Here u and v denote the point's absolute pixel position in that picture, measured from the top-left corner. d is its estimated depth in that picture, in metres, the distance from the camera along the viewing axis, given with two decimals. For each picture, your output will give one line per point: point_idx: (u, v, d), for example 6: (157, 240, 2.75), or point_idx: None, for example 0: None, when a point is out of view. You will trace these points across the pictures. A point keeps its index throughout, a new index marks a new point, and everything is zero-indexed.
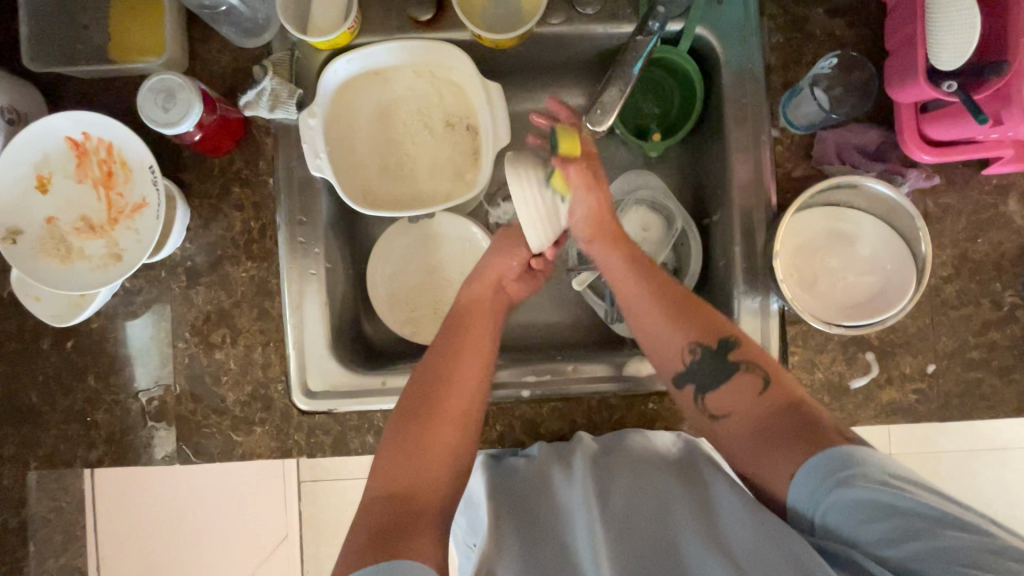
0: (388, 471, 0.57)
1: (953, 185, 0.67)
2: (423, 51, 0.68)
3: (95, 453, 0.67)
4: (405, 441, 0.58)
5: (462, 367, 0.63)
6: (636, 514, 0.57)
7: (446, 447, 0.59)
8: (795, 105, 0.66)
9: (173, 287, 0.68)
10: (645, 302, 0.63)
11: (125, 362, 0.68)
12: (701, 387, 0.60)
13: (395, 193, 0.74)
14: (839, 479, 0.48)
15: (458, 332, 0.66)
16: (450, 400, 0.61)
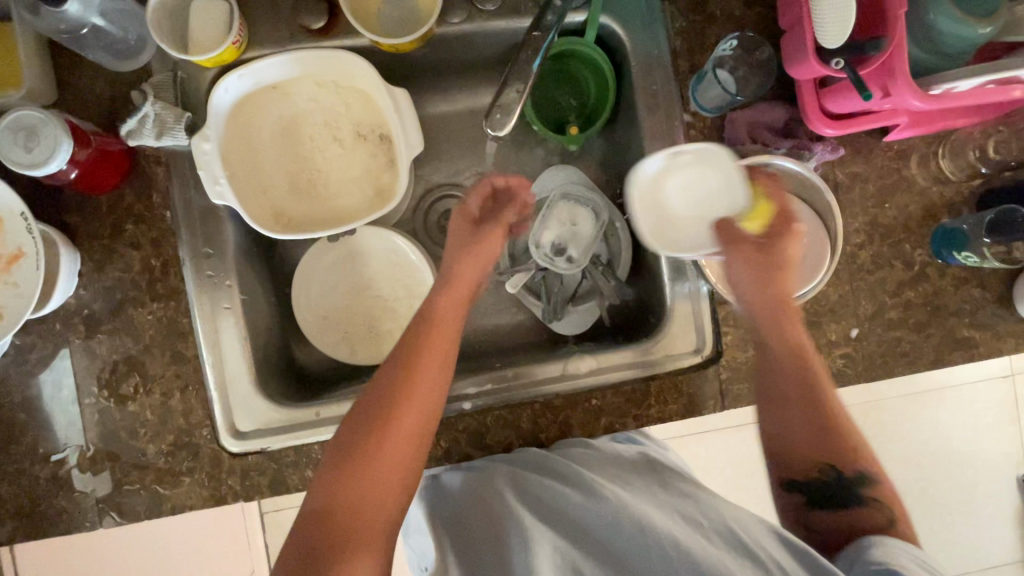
0: (330, 487, 0.52)
1: (859, 154, 0.69)
2: (321, 60, 0.65)
3: (4, 529, 0.61)
4: (355, 451, 0.53)
5: (424, 374, 0.57)
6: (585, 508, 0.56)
7: (400, 458, 0.53)
8: (703, 89, 0.66)
9: (71, 339, 0.62)
10: (797, 390, 0.58)
11: (26, 426, 0.62)
12: (812, 501, 0.57)
13: (309, 212, 0.69)
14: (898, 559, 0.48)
15: (417, 334, 0.60)
16: (405, 416, 0.55)
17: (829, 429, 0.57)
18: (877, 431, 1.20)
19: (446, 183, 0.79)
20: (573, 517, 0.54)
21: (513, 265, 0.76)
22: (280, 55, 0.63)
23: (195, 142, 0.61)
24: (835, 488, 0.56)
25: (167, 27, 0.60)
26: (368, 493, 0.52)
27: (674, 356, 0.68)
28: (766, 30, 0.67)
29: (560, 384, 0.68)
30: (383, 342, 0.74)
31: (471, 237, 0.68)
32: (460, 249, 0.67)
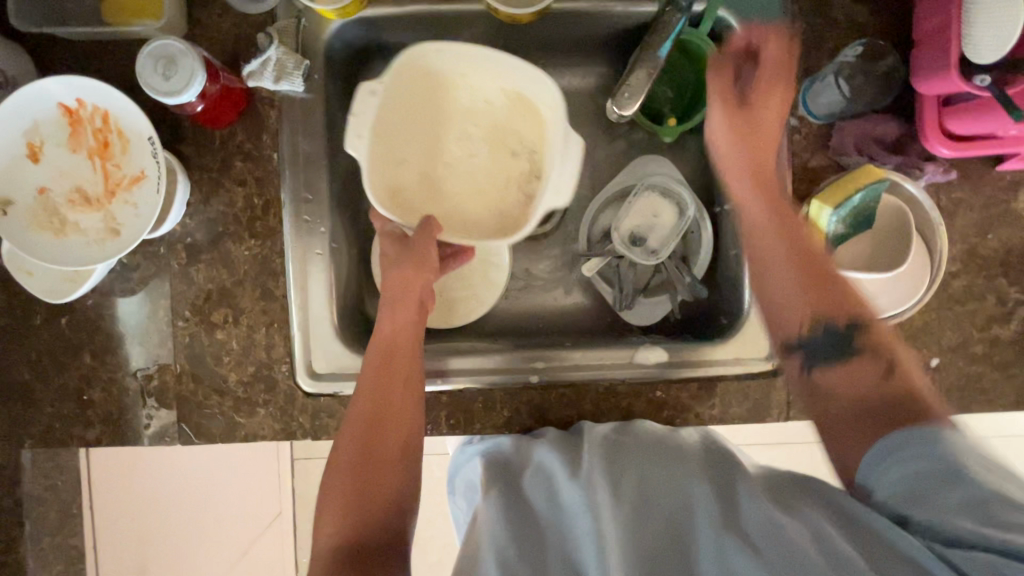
0: (342, 509, 0.53)
1: (967, 180, 0.67)
2: (524, 74, 0.64)
3: (92, 432, 0.66)
4: (354, 472, 0.55)
5: (399, 367, 0.61)
6: (650, 497, 0.50)
7: (398, 458, 0.56)
8: (816, 93, 0.64)
9: (172, 264, 0.66)
10: (793, 294, 0.58)
11: (122, 340, 0.66)
12: (811, 360, 0.57)
13: (419, 200, 0.69)
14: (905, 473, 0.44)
15: (393, 315, 0.64)
16: (389, 429, 0.57)
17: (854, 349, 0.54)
18: None
19: None
20: (626, 498, 0.50)
21: (590, 250, 0.77)
22: (501, 53, 0.62)
23: (358, 94, 0.60)
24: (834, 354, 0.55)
25: None
26: (374, 498, 0.53)
27: (743, 361, 0.68)
28: (892, 41, 0.65)
29: (626, 372, 0.68)
30: (455, 309, 0.77)
31: (422, 296, 0.65)
32: (397, 267, 0.65)
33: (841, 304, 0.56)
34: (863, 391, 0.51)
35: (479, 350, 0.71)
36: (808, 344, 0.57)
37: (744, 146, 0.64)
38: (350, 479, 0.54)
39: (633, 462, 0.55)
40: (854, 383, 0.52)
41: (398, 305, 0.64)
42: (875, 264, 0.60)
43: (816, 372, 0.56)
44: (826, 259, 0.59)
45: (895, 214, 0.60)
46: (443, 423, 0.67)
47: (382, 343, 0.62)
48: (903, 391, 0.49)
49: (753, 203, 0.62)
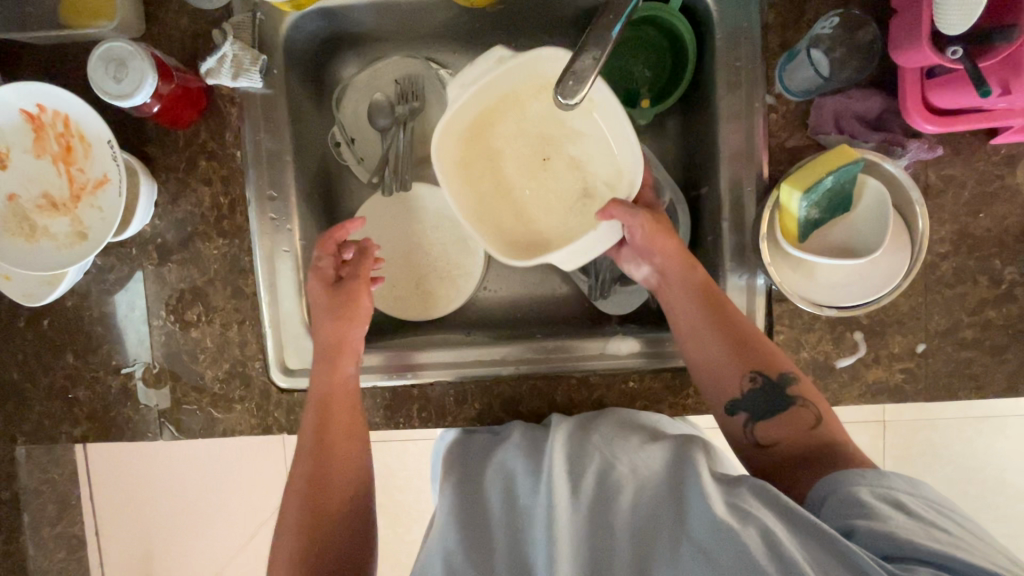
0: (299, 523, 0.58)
1: (958, 155, 0.63)
2: (618, 124, 0.60)
3: (79, 429, 0.68)
4: (305, 523, 0.58)
5: (337, 422, 0.62)
6: (606, 492, 0.50)
7: (347, 481, 0.62)
8: (792, 70, 0.61)
9: (145, 264, 0.67)
10: (714, 354, 0.59)
11: (102, 340, 0.68)
12: (754, 415, 0.57)
13: (457, 157, 0.65)
14: (848, 497, 0.48)
15: (326, 367, 0.64)
16: (340, 448, 0.62)
17: (803, 427, 0.55)
18: (921, 449, 1.16)
19: None
20: (584, 497, 0.49)
21: None
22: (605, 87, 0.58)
23: (485, 57, 0.59)
24: (762, 394, 0.57)
25: None
26: (329, 520, 0.59)
27: None
28: (872, 10, 0.61)
29: (598, 363, 0.68)
30: (429, 301, 0.77)
31: (343, 339, 0.65)
32: (329, 315, 0.66)
33: (769, 361, 0.58)
34: (783, 460, 0.55)
35: (450, 343, 0.71)
36: (747, 404, 0.58)
37: (680, 258, 0.63)
38: (293, 534, 0.58)
39: (598, 451, 0.54)
40: (791, 426, 0.56)
41: (330, 356, 0.64)
42: (851, 251, 0.57)
43: (756, 428, 0.57)
44: (761, 343, 0.58)
45: (873, 195, 0.56)
46: (414, 416, 0.67)
47: (318, 390, 0.63)
48: (825, 442, 0.54)
49: (680, 308, 0.62)
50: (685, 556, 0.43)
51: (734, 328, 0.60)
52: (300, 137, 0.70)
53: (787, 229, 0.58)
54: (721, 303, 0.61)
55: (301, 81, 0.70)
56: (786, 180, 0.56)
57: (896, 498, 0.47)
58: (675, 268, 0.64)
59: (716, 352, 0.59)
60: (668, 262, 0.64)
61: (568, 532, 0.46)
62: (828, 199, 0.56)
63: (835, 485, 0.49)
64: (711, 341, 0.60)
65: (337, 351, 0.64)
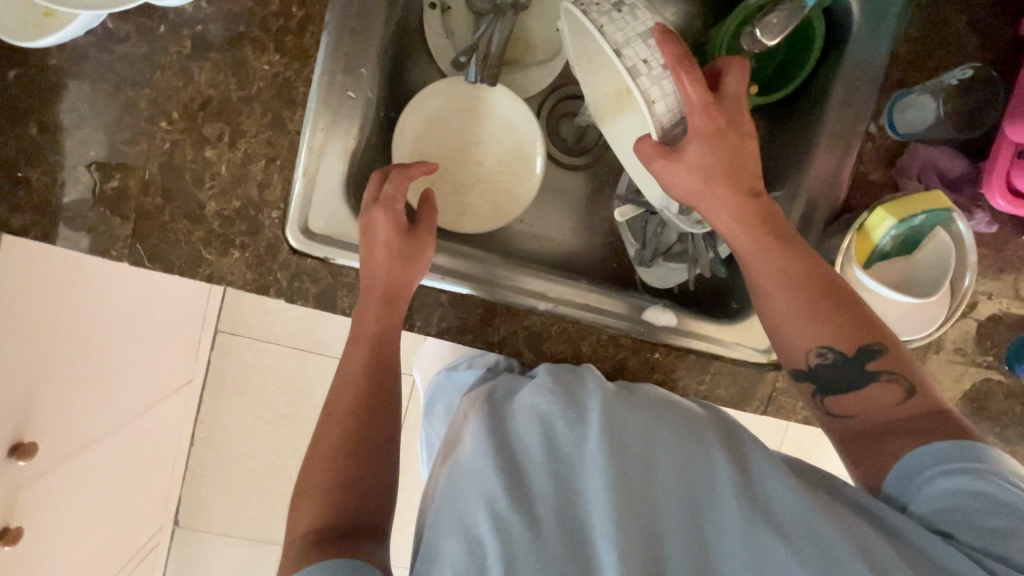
0: (320, 474, 0.51)
1: (993, 239, 0.69)
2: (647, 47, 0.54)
3: (18, 219, 0.54)
4: (334, 458, 0.51)
5: (380, 371, 0.57)
6: (659, 450, 0.47)
7: (385, 429, 0.55)
8: (902, 108, 0.64)
9: (170, 51, 0.54)
10: (787, 310, 0.53)
11: (84, 122, 0.54)
12: (823, 387, 0.52)
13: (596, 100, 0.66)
14: (947, 477, 0.43)
15: (373, 314, 0.57)
16: (375, 391, 0.56)
17: (884, 405, 0.49)
18: None
19: (582, 87, 0.78)
20: (636, 454, 0.46)
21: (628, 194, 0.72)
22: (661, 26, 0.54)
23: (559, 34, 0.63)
24: (839, 369, 0.51)
25: None
26: (363, 471, 0.52)
27: (741, 347, 0.67)
28: (997, 79, 0.63)
29: (628, 326, 0.67)
30: (466, 213, 0.70)
31: (401, 287, 0.57)
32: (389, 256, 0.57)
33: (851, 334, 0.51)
34: (857, 431, 0.51)
35: (482, 261, 0.66)
36: (819, 375, 0.52)
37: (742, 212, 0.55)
38: (304, 476, 0.52)
39: (644, 410, 0.50)
40: (870, 401, 0.50)
41: (370, 304, 0.57)
42: (905, 287, 0.60)
43: (825, 399, 0.52)
44: (857, 309, 0.52)
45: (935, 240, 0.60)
46: (433, 324, 0.62)
47: (357, 334, 0.58)
48: (913, 415, 0.48)
49: (761, 262, 0.54)
50: (755, 530, 0.42)
51: (826, 280, 0.53)
52: None
53: (858, 252, 0.59)
54: (799, 249, 0.54)
55: None
56: (880, 205, 0.58)
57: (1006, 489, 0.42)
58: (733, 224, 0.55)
59: (790, 313, 0.53)
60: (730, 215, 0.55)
61: (626, 500, 0.43)
62: (903, 237, 0.59)
63: (922, 482, 0.44)
64: (782, 298, 0.53)
65: (381, 308, 0.57)
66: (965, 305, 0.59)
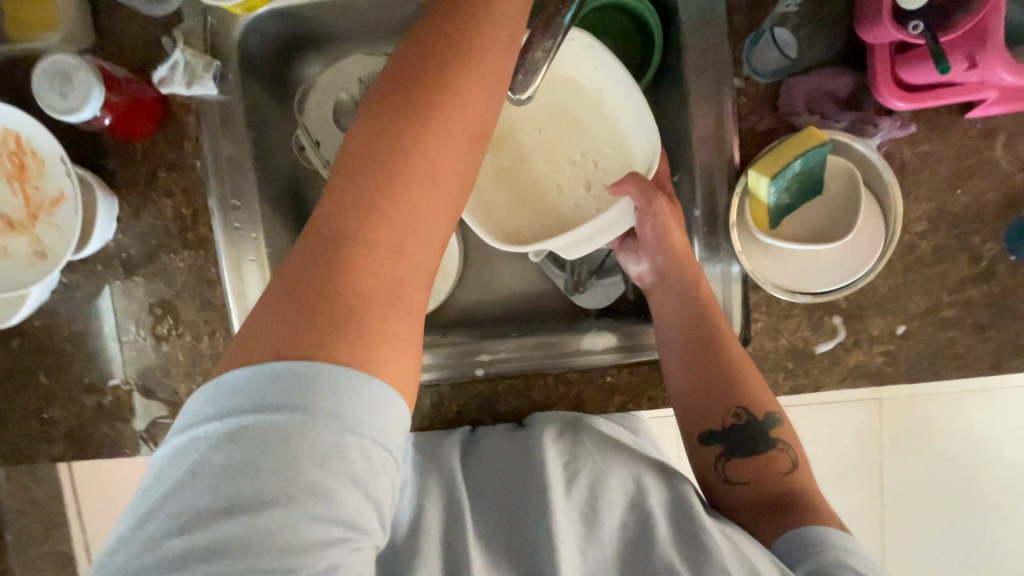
0: (355, 172, 0.38)
1: (934, 130, 0.61)
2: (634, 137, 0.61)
3: (56, 449, 0.67)
4: (390, 152, 0.38)
5: (412, 242, 0.38)
6: (601, 502, 0.56)
7: (428, 229, 0.39)
8: (759, 52, 0.59)
9: (111, 280, 0.66)
10: (710, 375, 0.58)
11: (74, 359, 0.67)
12: (729, 451, 0.58)
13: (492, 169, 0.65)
14: (812, 552, 0.51)
15: (404, 103, 0.39)
16: (429, 169, 0.39)
17: (782, 477, 0.57)
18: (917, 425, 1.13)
19: None
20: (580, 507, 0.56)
21: None
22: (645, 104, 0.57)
23: None
24: (746, 431, 0.58)
25: None
26: (396, 228, 0.38)
27: None
28: None
29: (573, 360, 0.67)
30: None
31: (457, 79, 0.40)
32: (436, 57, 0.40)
33: (765, 401, 0.58)
34: (749, 499, 0.57)
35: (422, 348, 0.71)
36: (730, 437, 0.58)
37: (680, 257, 0.61)
38: (303, 298, 0.36)
39: (591, 461, 0.58)
40: (765, 470, 0.57)
41: (397, 127, 0.39)
42: (825, 235, 0.57)
43: (728, 463, 0.58)
44: (758, 380, 0.58)
45: (845, 177, 0.56)
46: None
47: (373, 171, 0.38)
48: (796, 488, 0.56)
49: (682, 317, 0.60)
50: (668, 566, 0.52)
51: (735, 344, 0.59)
52: (262, 144, 0.68)
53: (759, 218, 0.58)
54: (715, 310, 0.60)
55: (261, 85, 0.68)
56: (752, 167, 0.56)
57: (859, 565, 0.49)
58: (677, 266, 0.61)
59: (716, 378, 0.58)
60: (670, 259, 0.62)
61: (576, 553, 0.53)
62: (800, 186, 0.56)
63: (800, 553, 0.51)
64: (705, 365, 0.58)
65: (400, 145, 0.38)
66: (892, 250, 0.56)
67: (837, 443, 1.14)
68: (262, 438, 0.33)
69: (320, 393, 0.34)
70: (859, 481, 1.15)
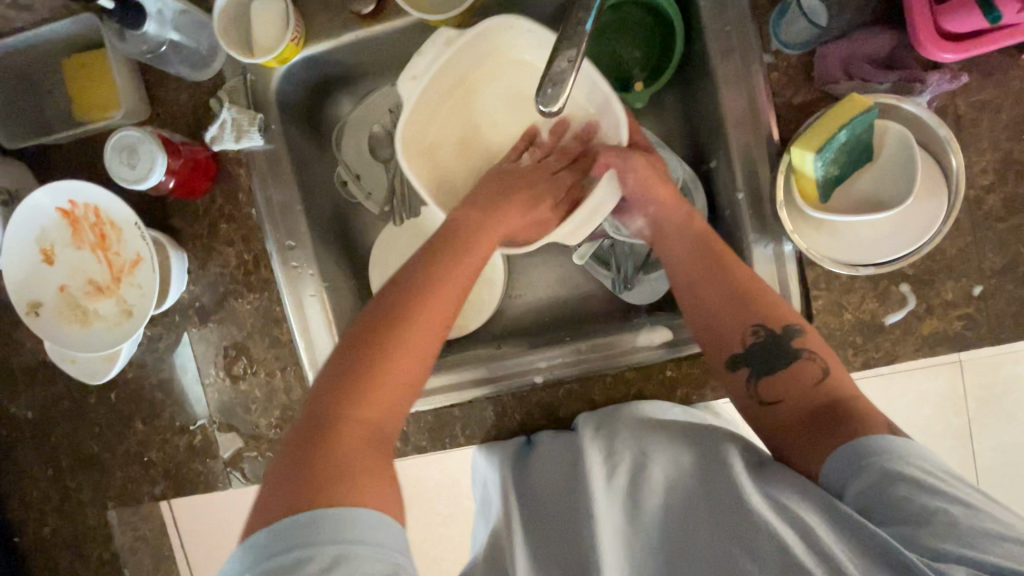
0: (353, 358, 0.50)
1: (987, 77, 0.57)
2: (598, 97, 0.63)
3: (159, 487, 0.72)
4: (374, 335, 0.51)
5: (385, 400, 0.49)
6: (642, 490, 0.55)
7: (390, 396, 0.50)
8: (786, 24, 0.59)
9: (188, 327, 0.71)
10: (719, 294, 0.59)
11: (164, 405, 0.72)
12: (756, 369, 0.57)
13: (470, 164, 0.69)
14: (863, 470, 0.46)
15: (414, 279, 0.55)
16: (405, 346, 0.51)
17: (817, 383, 0.54)
18: (1008, 388, 1.05)
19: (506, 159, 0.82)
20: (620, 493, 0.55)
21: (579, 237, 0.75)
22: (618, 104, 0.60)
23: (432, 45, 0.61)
24: (768, 347, 0.57)
25: (234, 33, 0.64)
26: (374, 403, 0.49)
27: None
28: None
29: (630, 359, 0.67)
30: (458, 319, 0.77)
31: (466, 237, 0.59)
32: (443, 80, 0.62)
33: (777, 315, 0.57)
34: (789, 415, 0.54)
35: (481, 360, 0.72)
36: (756, 356, 0.57)
37: (672, 206, 0.64)
38: (307, 445, 0.46)
39: (628, 449, 0.57)
40: (796, 383, 0.55)
41: (385, 315, 0.52)
42: (881, 202, 0.55)
43: (758, 382, 0.56)
44: (769, 296, 0.58)
45: (898, 141, 0.54)
46: (460, 434, 0.68)
47: (368, 343, 0.51)
48: (834, 396, 0.52)
49: (687, 254, 0.62)
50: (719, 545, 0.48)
51: (743, 272, 0.59)
52: (308, 184, 0.72)
53: (799, 195, 0.56)
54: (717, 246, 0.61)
55: (300, 129, 0.72)
56: (794, 144, 0.54)
57: (918, 474, 0.45)
58: (671, 217, 0.64)
59: (721, 297, 0.59)
60: (661, 212, 0.64)
61: (616, 537, 0.53)
62: (847, 155, 0.54)
63: (853, 472, 0.47)
64: (709, 285, 0.60)
65: (395, 320, 0.52)
66: (956, 213, 0.53)
67: (918, 414, 1.07)
68: (298, 531, 0.41)
69: (333, 530, 0.41)
70: (949, 452, 1.08)
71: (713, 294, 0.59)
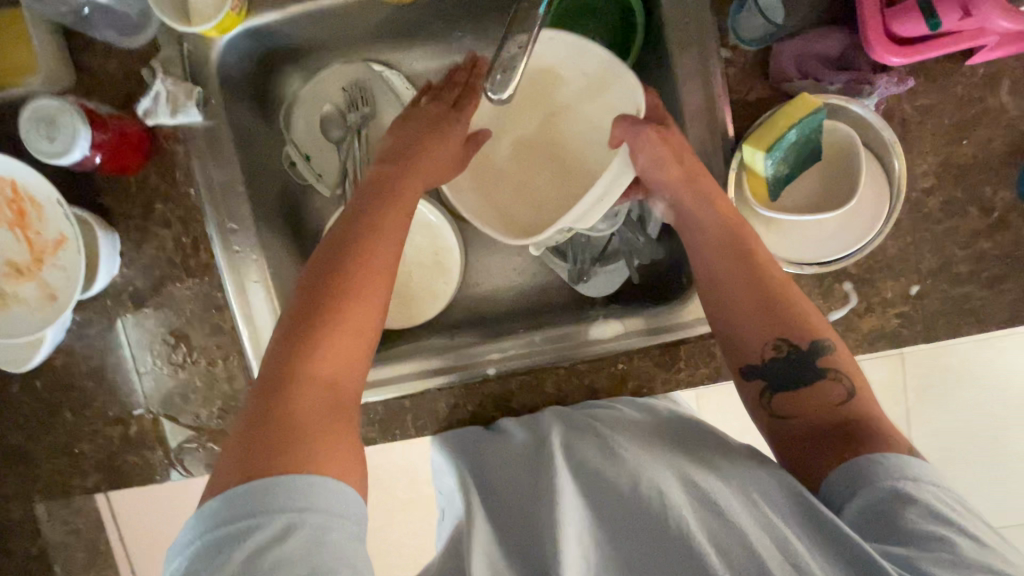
0: (303, 313, 0.51)
1: (931, 82, 0.59)
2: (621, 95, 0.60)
3: (91, 480, 0.69)
4: (315, 290, 0.52)
5: (341, 355, 0.50)
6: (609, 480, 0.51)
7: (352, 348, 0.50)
8: (743, 19, 0.58)
9: (121, 313, 0.67)
10: (743, 292, 0.55)
11: (95, 394, 0.68)
12: (774, 383, 0.53)
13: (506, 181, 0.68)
14: (867, 484, 0.45)
15: (347, 241, 0.55)
16: (356, 290, 0.52)
17: (835, 406, 0.51)
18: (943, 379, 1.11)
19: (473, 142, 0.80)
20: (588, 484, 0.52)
21: None
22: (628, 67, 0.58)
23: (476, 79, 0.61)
24: (790, 361, 0.53)
25: None
26: (323, 355, 0.49)
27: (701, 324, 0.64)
28: None
29: (583, 350, 0.67)
30: (412, 308, 0.76)
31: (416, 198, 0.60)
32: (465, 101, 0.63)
33: (805, 330, 0.53)
34: (802, 429, 0.51)
35: (434, 350, 0.71)
36: (774, 367, 0.53)
37: (690, 192, 0.58)
38: (254, 418, 0.45)
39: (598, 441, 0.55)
40: (817, 399, 0.51)
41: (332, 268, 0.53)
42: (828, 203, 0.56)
43: (773, 397, 0.53)
44: (795, 304, 0.54)
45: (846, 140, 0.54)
46: (410, 426, 0.66)
47: (314, 302, 0.51)
48: (852, 417, 0.50)
49: (710, 251, 0.57)
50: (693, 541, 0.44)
51: (770, 274, 0.55)
52: (253, 164, 0.68)
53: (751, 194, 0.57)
54: (746, 242, 0.57)
55: (246, 106, 0.68)
56: (746, 142, 0.55)
57: (927, 498, 0.43)
58: (690, 205, 0.59)
59: (745, 300, 0.55)
60: (679, 196, 0.59)
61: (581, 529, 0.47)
62: (795, 157, 0.55)
63: (857, 485, 0.46)
64: (732, 283, 0.56)
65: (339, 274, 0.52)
66: (895, 214, 0.55)
67: None
68: (241, 505, 0.40)
69: (283, 501, 0.40)
70: None
71: (735, 292, 0.55)
